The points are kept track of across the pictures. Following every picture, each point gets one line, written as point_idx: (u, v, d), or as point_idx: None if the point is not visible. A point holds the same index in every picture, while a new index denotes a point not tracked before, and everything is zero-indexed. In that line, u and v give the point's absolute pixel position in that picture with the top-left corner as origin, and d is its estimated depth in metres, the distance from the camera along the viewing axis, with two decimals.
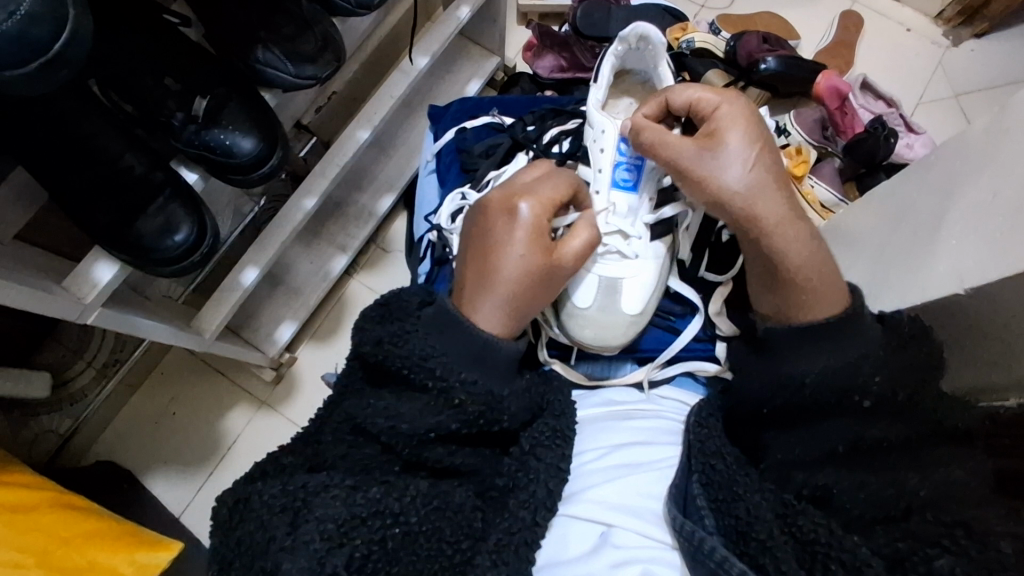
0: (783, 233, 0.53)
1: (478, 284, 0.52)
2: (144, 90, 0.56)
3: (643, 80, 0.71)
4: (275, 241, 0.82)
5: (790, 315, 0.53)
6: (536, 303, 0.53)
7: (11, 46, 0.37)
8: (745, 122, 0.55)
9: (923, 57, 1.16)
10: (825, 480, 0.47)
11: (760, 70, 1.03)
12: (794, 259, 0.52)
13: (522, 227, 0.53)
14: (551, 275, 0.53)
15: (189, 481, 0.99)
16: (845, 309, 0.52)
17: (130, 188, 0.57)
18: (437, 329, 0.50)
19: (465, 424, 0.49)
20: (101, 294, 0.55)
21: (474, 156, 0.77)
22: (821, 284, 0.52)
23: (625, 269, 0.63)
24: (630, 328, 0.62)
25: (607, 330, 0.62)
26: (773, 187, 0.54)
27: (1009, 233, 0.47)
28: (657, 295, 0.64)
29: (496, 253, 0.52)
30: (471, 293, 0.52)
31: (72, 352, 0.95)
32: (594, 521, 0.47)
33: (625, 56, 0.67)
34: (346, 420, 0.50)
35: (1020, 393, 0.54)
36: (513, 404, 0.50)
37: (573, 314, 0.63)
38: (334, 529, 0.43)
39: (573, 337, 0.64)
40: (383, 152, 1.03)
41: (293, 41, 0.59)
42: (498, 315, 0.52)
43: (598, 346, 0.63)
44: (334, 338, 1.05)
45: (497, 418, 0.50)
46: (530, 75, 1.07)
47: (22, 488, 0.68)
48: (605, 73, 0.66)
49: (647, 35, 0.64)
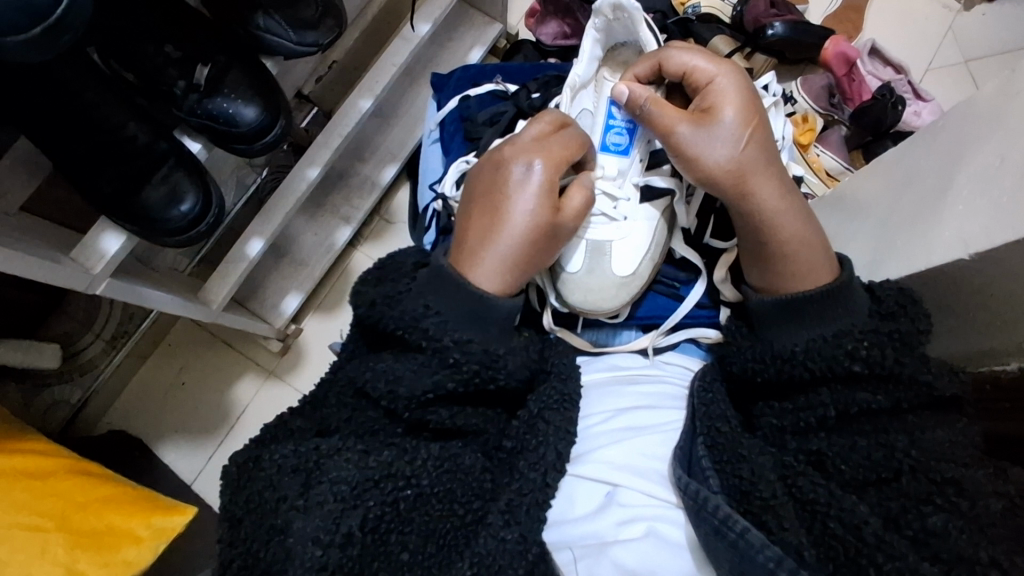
0: (775, 206, 0.54)
1: (484, 237, 0.52)
2: (145, 58, 0.55)
3: (635, 51, 0.68)
4: (280, 211, 0.82)
5: (777, 287, 0.54)
6: (537, 262, 0.54)
7: (13, 13, 0.36)
8: (736, 100, 0.55)
9: (934, 21, 1.14)
10: (819, 444, 0.48)
11: (766, 36, 1.00)
12: (785, 231, 0.54)
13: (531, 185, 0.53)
14: (553, 232, 0.54)
15: (200, 449, 1.01)
16: (831, 279, 0.53)
17: (134, 157, 0.57)
18: (436, 286, 0.51)
19: (462, 382, 0.49)
20: (109, 265, 0.55)
21: (478, 125, 0.76)
22: (805, 260, 0.53)
23: (614, 232, 0.63)
24: (620, 291, 0.63)
25: (596, 293, 0.62)
26: (760, 166, 0.55)
27: (1015, 198, 0.47)
28: (650, 258, 0.64)
29: (503, 211, 0.52)
30: (476, 246, 0.52)
31: (80, 324, 0.96)
32: (599, 480, 0.48)
33: (608, 28, 0.66)
34: (347, 384, 0.51)
35: (1021, 357, 0.53)
36: (512, 363, 0.50)
37: (564, 279, 0.63)
38: (348, 490, 0.44)
39: (567, 303, 0.64)
40: (385, 122, 1.02)
41: (293, 6, 0.58)
42: (499, 270, 0.52)
43: (588, 309, 0.63)
44: (340, 309, 1.06)
45: (494, 377, 0.50)
46: (533, 41, 1.06)
47: (38, 456, 0.70)
48: (585, 50, 0.66)
49: (619, 4, 0.62)
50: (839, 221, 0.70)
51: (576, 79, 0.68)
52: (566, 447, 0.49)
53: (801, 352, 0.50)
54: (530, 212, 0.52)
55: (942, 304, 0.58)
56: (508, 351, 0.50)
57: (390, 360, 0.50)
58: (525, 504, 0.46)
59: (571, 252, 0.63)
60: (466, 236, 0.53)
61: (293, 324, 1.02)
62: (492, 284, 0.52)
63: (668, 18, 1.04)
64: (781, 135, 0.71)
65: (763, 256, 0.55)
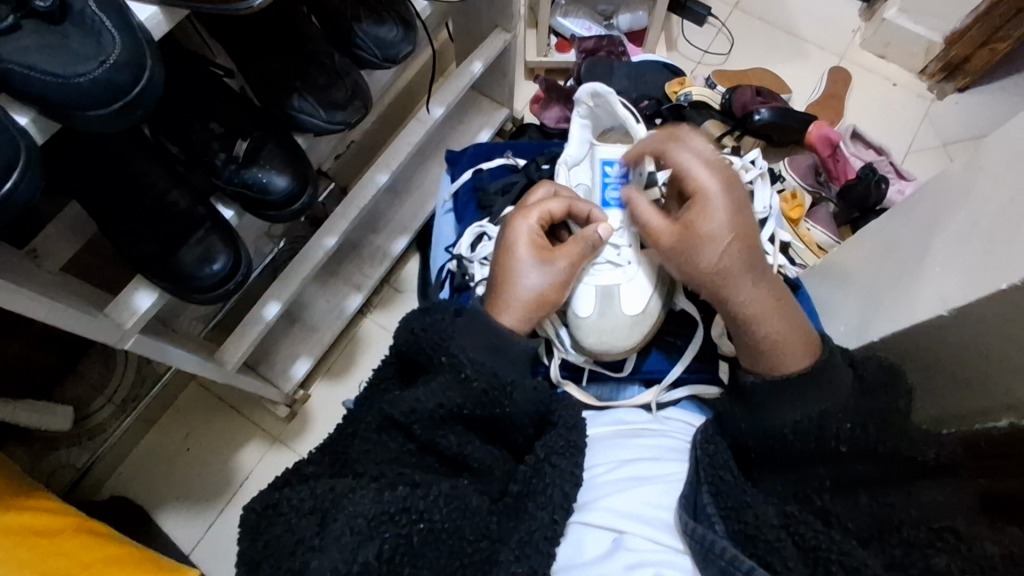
0: (755, 309, 0.56)
1: (496, 288, 0.61)
2: (191, 133, 0.61)
3: (621, 130, 0.76)
4: (298, 276, 0.85)
5: (762, 370, 0.57)
6: (550, 291, 0.60)
7: (99, 92, 0.42)
8: (723, 212, 0.56)
9: (911, 109, 1.23)
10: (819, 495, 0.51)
11: (755, 120, 1.09)
12: (761, 330, 0.56)
13: (525, 233, 0.62)
14: (556, 266, 0.61)
15: (200, 517, 1.00)
16: (811, 364, 0.55)
17: (173, 220, 0.61)
18: (472, 322, 0.56)
19: (476, 402, 0.54)
20: (140, 320, 0.59)
21: (490, 194, 0.83)
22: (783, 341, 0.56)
23: (621, 276, 0.67)
24: (632, 329, 0.66)
25: (611, 334, 0.65)
26: (745, 270, 0.56)
27: (984, 257, 0.51)
28: (658, 298, 0.67)
29: (506, 255, 0.61)
30: (493, 297, 0.60)
31: (94, 388, 0.98)
32: (606, 527, 0.50)
33: (592, 115, 0.75)
34: (375, 417, 0.55)
35: (1011, 414, 0.57)
36: (519, 395, 0.54)
37: (578, 324, 0.67)
38: (365, 523, 0.46)
39: (583, 348, 0.67)
40: (398, 196, 1.09)
41: (326, 90, 0.65)
42: (514, 306, 0.59)
43: (604, 351, 0.66)
44: (347, 377, 1.08)
45: (500, 401, 0.54)
46: (538, 124, 1.15)
47: (48, 515, 0.70)
48: (575, 134, 0.75)
49: (595, 92, 0.71)
50: (829, 289, 0.75)
51: (570, 158, 0.76)
52: (573, 489, 0.51)
53: (795, 410, 0.54)
54: (525, 252, 0.61)
55: (930, 363, 0.61)
56: (517, 381, 0.55)
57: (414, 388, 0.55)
58: (534, 542, 0.47)
59: (581, 298, 0.67)
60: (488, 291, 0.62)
61: (301, 390, 1.04)
62: (507, 317, 0.59)
63: (662, 104, 1.13)
64: (769, 205, 0.76)
65: (747, 342, 0.58)
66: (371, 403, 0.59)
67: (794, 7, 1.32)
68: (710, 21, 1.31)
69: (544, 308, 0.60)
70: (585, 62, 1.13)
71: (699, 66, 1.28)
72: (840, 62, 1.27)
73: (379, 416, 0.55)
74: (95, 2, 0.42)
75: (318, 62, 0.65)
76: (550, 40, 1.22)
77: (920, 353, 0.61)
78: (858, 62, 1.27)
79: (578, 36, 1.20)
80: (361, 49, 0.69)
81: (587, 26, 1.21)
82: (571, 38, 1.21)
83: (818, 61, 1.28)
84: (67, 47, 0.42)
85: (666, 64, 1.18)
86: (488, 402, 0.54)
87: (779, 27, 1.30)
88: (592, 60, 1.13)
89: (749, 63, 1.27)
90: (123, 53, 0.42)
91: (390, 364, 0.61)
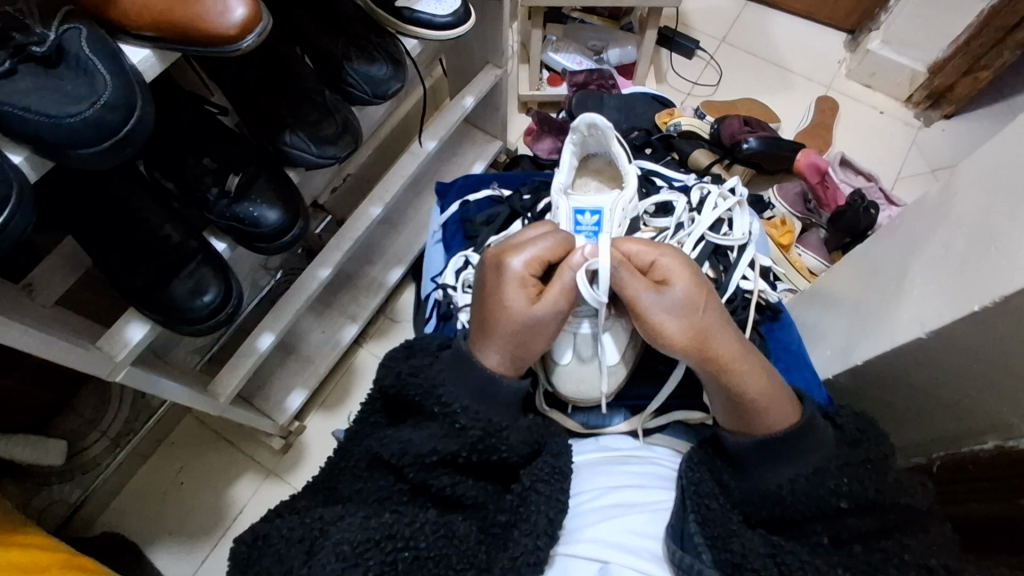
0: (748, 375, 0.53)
1: (479, 333, 0.57)
2: (185, 168, 0.63)
3: (606, 160, 0.81)
4: (292, 308, 0.86)
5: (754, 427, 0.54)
6: (533, 347, 0.56)
7: (92, 131, 0.43)
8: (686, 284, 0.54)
9: (898, 136, 1.25)
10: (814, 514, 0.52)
11: (743, 149, 1.11)
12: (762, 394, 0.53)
13: (519, 275, 0.56)
14: (533, 326, 0.55)
15: (192, 554, 0.99)
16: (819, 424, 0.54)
17: (166, 254, 0.62)
18: (453, 368, 0.57)
19: (466, 447, 0.55)
20: (131, 353, 0.60)
21: (476, 225, 0.85)
22: (764, 403, 0.53)
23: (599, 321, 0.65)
24: (610, 376, 0.65)
25: (588, 382, 0.65)
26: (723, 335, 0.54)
27: (959, 279, 0.52)
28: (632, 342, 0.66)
29: (498, 298, 0.56)
30: (476, 341, 0.57)
31: (88, 423, 0.98)
32: (591, 558, 0.50)
33: (583, 142, 0.78)
34: (363, 456, 0.58)
35: (996, 436, 0.59)
36: (519, 436, 0.56)
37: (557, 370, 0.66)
38: (350, 549, 0.47)
39: (562, 393, 0.67)
40: (393, 228, 1.10)
41: (317, 125, 0.67)
42: (499, 356, 0.56)
43: (584, 399, 0.66)
44: (342, 407, 1.08)
45: (495, 447, 0.56)
46: (531, 156, 1.18)
47: (38, 552, 0.69)
48: (565, 160, 0.77)
49: (593, 123, 0.74)
50: (817, 313, 0.75)
51: (560, 183, 0.78)
52: (559, 514, 0.52)
53: (797, 465, 0.54)
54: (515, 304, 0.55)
55: (920, 387, 0.62)
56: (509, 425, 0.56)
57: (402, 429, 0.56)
58: (519, 568, 0.48)
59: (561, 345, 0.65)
60: (477, 331, 0.57)
61: (296, 421, 1.04)
62: (494, 361, 0.56)
63: (652, 135, 1.14)
64: (747, 231, 0.78)
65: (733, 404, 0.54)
66: (362, 430, 0.60)
67: (780, 40, 1.35)
68: (698, 55, 1.34)
69: (536, 350, 0.57)
70: (575, 95, 1.16)
71: (689, 97, 1.30)
72: (827, 91, 1.30)
73: (366, 456, 0.58)
74: (89, 46, 0.44)
75: (310, 99, 0.68)
76: (542, 75, 1.25)
77: (906, 376, 0.61)
78: (845, 92, 1.30)
79: (569, 70, 1.23)
80: (352, 86, 0.71)
81: (579, 61, 1.24)
82: (563, 72, 1.24)
83: (806, 90, 1.30)
84: (61, 89, 0.43)
85: (656, 96, 1.20)
86: (478, 435, 0.55)
87: (767, 59, 1.33)
88: (582, 93, 1.16)
89: (738, 94, 1.30)
90: (114, 94, 0.44)
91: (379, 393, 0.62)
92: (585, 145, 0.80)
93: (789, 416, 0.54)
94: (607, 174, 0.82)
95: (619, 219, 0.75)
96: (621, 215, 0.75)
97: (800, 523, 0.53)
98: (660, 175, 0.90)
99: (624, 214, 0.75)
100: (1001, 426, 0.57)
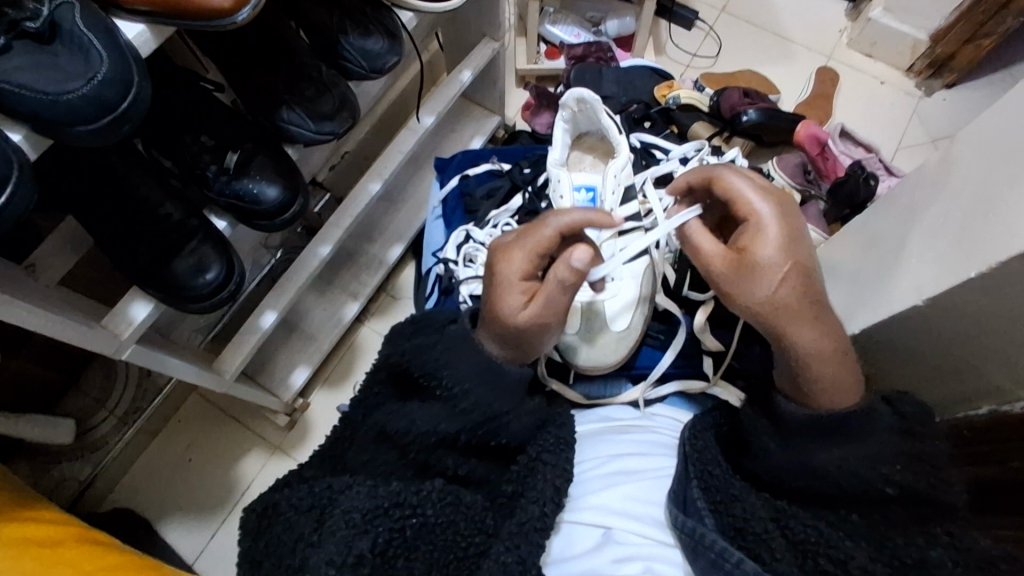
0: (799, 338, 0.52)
1: (483, 323, 0.59)
2: (182, 146, 0.63)
3: (599, 136, 0.80)
4: (294, 285, 0.86)
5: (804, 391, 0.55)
6: (529, 345, 0.58)
7: (89, 107, 0.43)
8: (779, 250, 0.51)
9: (899, 106, 1.24)
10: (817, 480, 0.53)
11: (742, 121, 1.10)
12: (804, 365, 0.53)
13: (514, 277, 0.56)
14: (520, 332, 0.56)
15: (201, 528, 1.01)
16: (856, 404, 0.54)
17: (167, 232, 0.63)
18: (458, 341, 0.59)
19: (469, 421, 0.57)
20: (136, 330, 0.60)
21: (477, 199, 0.86)
22: (838, 375, 0.53)
23: (604, 292, 0.70)
24: (619, 344, 0.70)
25: (599, 349, 0.69)
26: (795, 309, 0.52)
27: (956, 247, 0.52)
28: (641, 311, 0.71)
29: (495, 301, 0.57)
30: (482, 328, 0.59)
31: (95, 402, 0.99)
32: (595, 524, 0.52)
33: (574, 118, 0.77)
34: (372, 430, 0.58)
35: (990, 402, 0.60)
36: (530, 406, 0.59)
37: (566, 339, 0.69)
38: (359, 517, 0.49)
39: (572, 361, 0.70)
40: (393, 205, 1.10)
41: (313, 101, 0.67)
42: (499, 348, 0.58)
43: (593, 367, 0.70)
44: (346, 383, 1.09)
45: (502, 429, 0.58)
46: (529, 131, 1.17)
47: (50, 527, 0.70)
48: (557, 138, 0.77)
49: (581, 98, 0.73)
50: None
51: (554, 161, 0.78)
52: (565, 483, 0.54)
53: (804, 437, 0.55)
54: (508, 304, 0.56)
55: (917, 356, 0.63)
56: (512, 409, 0.58)
57: (411, 407, 0.58)
58: (525, 533, 0.50)
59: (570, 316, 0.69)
60: (483, 320, 0.59)
61: (301, 399, 1.05)
62: (495, 351, 0.58)
63: (652, 107, 1.13)
64: None
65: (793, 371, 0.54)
66: (367, 405, 0.61)
67: (781, 9, 1.33)
68: (698, 25, 1.32)
69: (533, 348, 0.58)
70: (574, 69, 1.15)
71: (688, 69, 1.29)
72: (828, 61, 1.29)
73: (374, 428, 0.58)
74: (83, 21, 0.44)
75: (306, 74, 0.67)
76: (539, 48, 1.24)
77: (903, 343, 0.62)
78: (845, 61, 1.29)
79: (567, 43, 1.22)
80: (348, 61, 0.70)
81: (576, 33, 1.23)
82: (560, 45, 1.23)
83: (806, 60, 1.29)
84: (57, 65, 0.43)
85: (655, 68, 1.19)
86: (471, 417, 0.57)
87: (767, 30, 1.32)
88: (581, 66, 1.15)
89: (738, 66, 1.29)
90: (111, 69, 0.43)
91: (381, 368, 0.63)
92: (575, 123, 0.79)
93: (854, 395, 0.54)
94: (601, 151, 0.81)
95: (612, 186, 0.75)
96: (613, 182, 0.75)
97: (818, 495, 0.53)
98: (660, 148, 0.91)
99: (616, 181, 0.75)
100: (997, 391, 0.58)
